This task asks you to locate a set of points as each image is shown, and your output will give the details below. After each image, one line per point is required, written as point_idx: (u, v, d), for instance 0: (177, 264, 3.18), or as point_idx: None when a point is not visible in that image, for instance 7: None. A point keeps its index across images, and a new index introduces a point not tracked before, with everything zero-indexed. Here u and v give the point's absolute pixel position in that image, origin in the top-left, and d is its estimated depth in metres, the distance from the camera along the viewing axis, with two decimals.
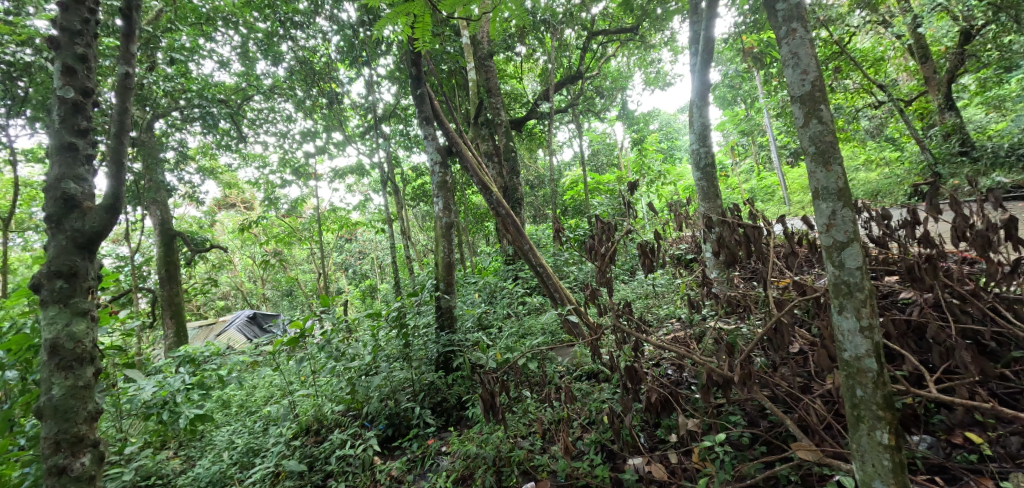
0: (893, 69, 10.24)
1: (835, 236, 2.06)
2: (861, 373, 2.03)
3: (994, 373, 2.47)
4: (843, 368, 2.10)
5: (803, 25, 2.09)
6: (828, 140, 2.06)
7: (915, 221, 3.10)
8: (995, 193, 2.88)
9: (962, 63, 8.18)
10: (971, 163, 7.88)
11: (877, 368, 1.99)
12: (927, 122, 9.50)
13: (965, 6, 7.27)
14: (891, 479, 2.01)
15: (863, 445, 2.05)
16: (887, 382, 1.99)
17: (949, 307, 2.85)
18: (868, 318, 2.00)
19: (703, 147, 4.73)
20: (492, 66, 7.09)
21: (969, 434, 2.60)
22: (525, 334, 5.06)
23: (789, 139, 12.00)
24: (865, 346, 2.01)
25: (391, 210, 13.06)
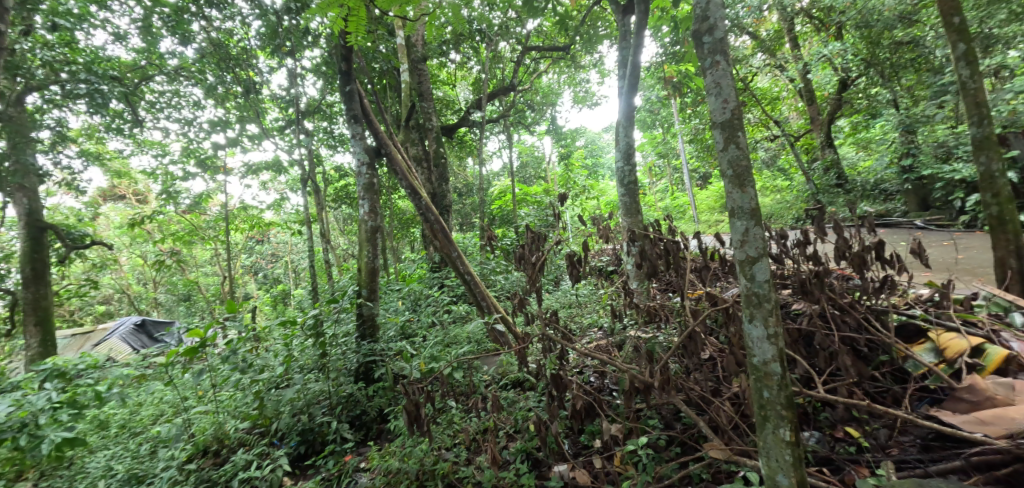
0: (786, 108, 11.54)
1: (747, 250, 2.27)
2: (767, 376, 2.24)
3: (869, 375, 2.83)
4: (751, 372, 2.30)
5: (726, 59, 2.29)
6: (743, 164, 2.27)
7: (806, 242, 3.51)
8: (870, 219, 3.34)
9: (840, 107, 9.47)
10: (846, 194, 9.32)
11: (781, 371, 2.21)
12: (812, 156, 10.85)
13: (843, 60, 8.50)
14: (791, 472, 2.23)
15: (769, 443, 2.25)
16: (789, 384, 2.22)
17: (832, 318, 3.23)
18: (773, 326, 2.22)
19: (627, 166, 4.97)
20: (425, 70, 6.96)
21: (849, 429, 2.97)
22: (451, 343, 4.94)
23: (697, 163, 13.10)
24: (771, 351, 2.22)
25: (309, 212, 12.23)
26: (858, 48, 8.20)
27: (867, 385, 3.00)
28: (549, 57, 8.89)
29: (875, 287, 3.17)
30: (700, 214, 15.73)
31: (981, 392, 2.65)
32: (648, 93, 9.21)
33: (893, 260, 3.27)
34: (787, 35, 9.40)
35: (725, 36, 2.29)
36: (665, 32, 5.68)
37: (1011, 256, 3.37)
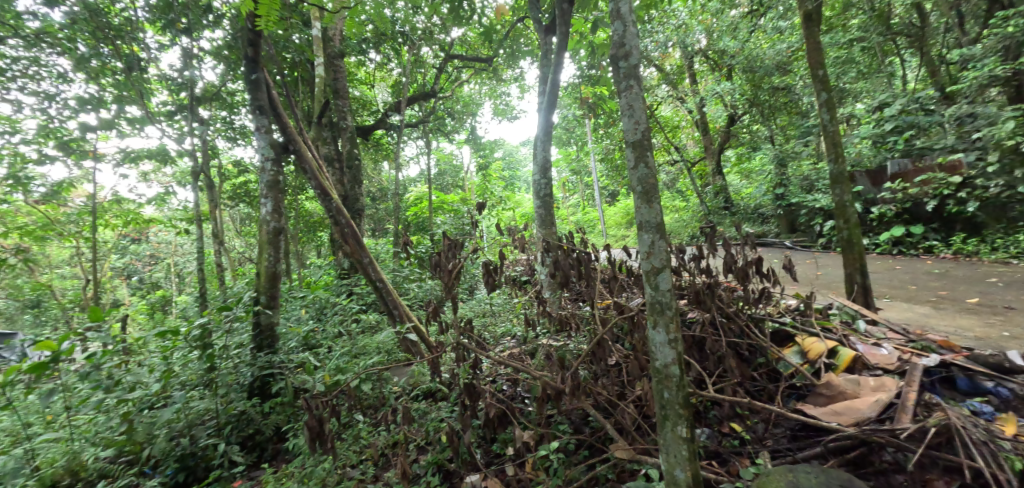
0: (684, 137, 12.68)
1: (652, 262, 2.35)
2: (667, 378, 2.35)
3: (750, 373, 3.00)
4: (654, 375, 2.40)
5: (639, 83, 2.34)
6: (651, 182, 2.34)
7: (700, 256, 3.85)
8: (752, 237, 3.72)
9: (728, 139, 10.71)
10: (730, 215, 10.54)
11: (680, 373, 2.32)
12: (705, 182, 12.04)
13: (732, 98, 9.59)
14: (687, 467, 2.36)
15: (668, 440, 2.37)
16: (686, 385, 2.34)
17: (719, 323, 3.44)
18: (674, 332, 2.33)
19: (543, 179, 5.10)
20: (342, 66, 6.66)
21: (733, 424, 3.11)
22: (358, 354, 4.63)
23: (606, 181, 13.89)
24: (671, 355, 2.33)
25: (199, 210, 11.00)
26: (744, 90, 9.36)
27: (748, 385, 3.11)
28: (471, 68, 8.94)
29: (753, 296, 3.36)
30: (607, 230, 16.65)
31: (836, 387, 2.74)
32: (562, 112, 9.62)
33: (768, 273, 3.51)
34: (685, 72, 10.41)
35: (638, 62, 2.34)
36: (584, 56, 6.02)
37: (857, 272, 3.72)
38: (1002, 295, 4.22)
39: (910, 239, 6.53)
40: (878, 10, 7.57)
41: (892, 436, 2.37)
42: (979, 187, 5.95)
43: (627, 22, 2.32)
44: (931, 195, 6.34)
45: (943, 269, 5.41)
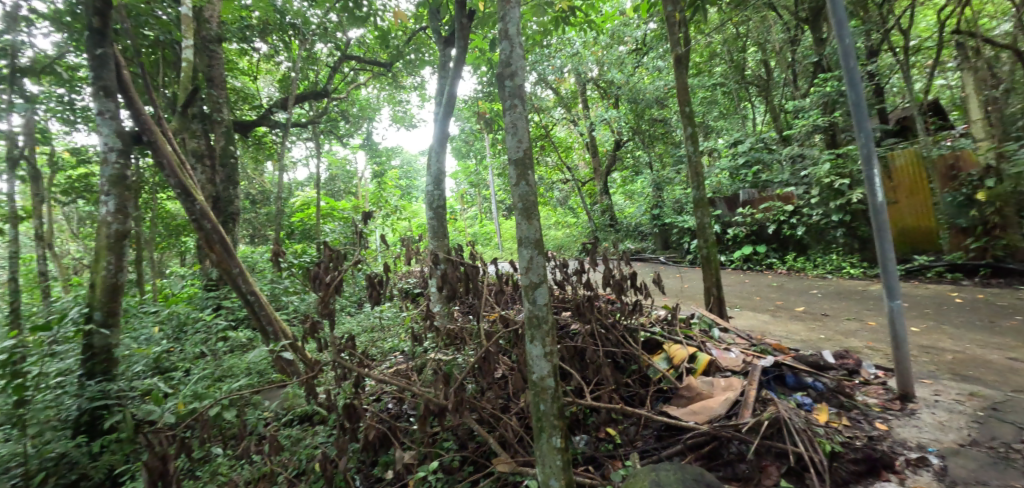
0: (577, 157, 13.46)
1: (531, 277, 2.34)
2: (544, 390, 2.35)
3: (624, 378, 2.98)
4: (530, 387, 2.39)
5: (523, 103, 2.33)
6: (531, 200, 2.34)
7: (583, 271, 4.01)
8: (627, 254, 3.98)
9: (614, 162, 11.58)
10: (615, 232, 11.38)
11: (554, 385, 2.34)
12: (593, 200, 12.84)
13: (619, 124, 10.41)
14: (562, 476, 2.37)
15: (543, 451, 2.35)
16: (561, 396, 2.37)
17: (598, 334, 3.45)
18: (551, 346, 2.34)
19: (436, 191, 4.98)
20: (219, 54, 6.03)
21: (609, 429, 2.98)
22: (222, 376, 4.00)
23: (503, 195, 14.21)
24: (547, 368, 2.33)
25: (22, 206, 9.13)
26: (628, 119, 10.31)
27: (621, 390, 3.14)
28: (368, 70, 8.59)
29: (629, 308, 3.50)
30: (503, 242, 16.94)
31: (694, 389, 2.92)
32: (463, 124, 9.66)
33: (643, 286, 3.69)
34: (578, 96, 11.09)
35: (523, 82, 2.34)
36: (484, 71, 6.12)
37: (714, 286, 4.16)
38: (821, 304, 5.02)
39: (757, 257, 7.61)
40: (735, 62, 8.92)
41: (734, 430, 2.49)
42: (806, 215, 6.95)
43: (515, 43, 2.32)
44: (772, 220, 7.37)
45: (780, 282, 6.33)
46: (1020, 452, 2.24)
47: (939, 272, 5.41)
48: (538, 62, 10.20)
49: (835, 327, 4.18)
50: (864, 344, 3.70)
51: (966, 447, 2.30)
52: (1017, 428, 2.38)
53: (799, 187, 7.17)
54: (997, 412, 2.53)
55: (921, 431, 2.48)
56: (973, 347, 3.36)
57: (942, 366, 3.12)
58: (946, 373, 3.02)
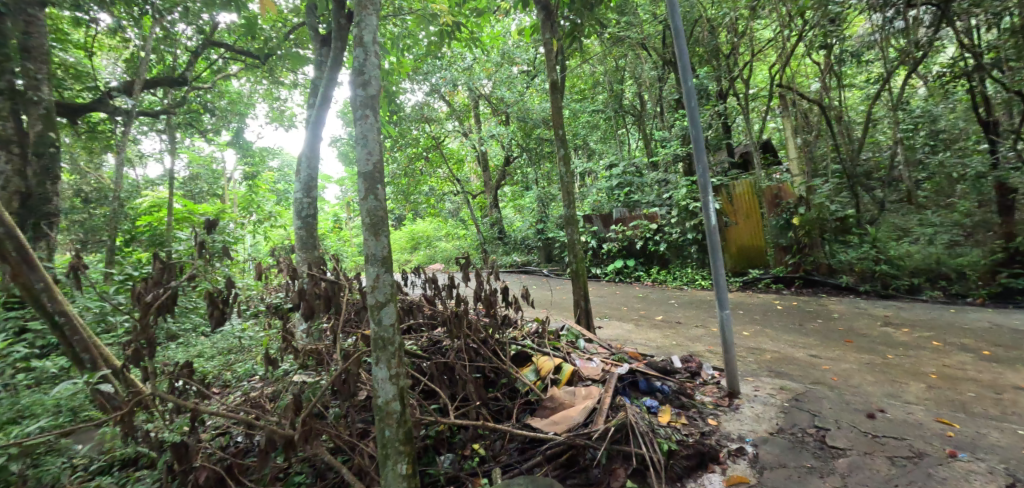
0: (468, 170, 13.58)
1: (376, 296, 2.23)
2: (388, 415, 2.23)
3: (489, 394, 2.94)
4: (375, 413, 2.25)
5: (375, 115, 2.27)
6: (379, 215, 2.25)
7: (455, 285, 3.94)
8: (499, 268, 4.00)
9: (503, 177, 11.89)
10: (503, 245, 11.65)
11: (400, 409, 2.23)
12: (483, 213, 13.03)
13: (508, 140, 10.70)
14: None
15: (388, 478, 2.22)
16: (408, 420, 2.27)
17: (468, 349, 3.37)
18: (396, 367, 2.23)
19: (306, 198, 4.44)
20: (42, 21, 5.05)
21: (477, 445, 2.85)
22: (15, 416, 3.27)
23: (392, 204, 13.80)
24: (392, 391, 2.22)
25: None
26: (516, 135, 10.66)
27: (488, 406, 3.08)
28: (240, 61, 7.59)
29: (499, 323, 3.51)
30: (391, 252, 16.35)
31: (557, 399, 3.04)
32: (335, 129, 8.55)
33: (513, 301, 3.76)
34: (471, 110, 11.19)
35: (376, 94, 2.28)
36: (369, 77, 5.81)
37: (582, 298, 4.41)
38: (676, 313, 5.57)
39: (627, 270, 8.26)
40: (613, 92, 9.67)
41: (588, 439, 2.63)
42: (666, 233, 7.73)
43: (370, 51, 2.27)
44: (640, 236, 8.06)
45: (645, 293, 6.92)
46: (813, 435, 2.66)
47: (767, 283, 6.32)
48: (430, 73, 10.09)
49: (685, 333, 4.66)
50: (706, 348, 4.17)
51: (773, 434, 2.69)
52: (810, 415, 2.83)
53: (662, 208, 7.89)
54: (799, 402, 2.99)
55: (742, 423, 2.85)
56: (786, 347, 3.95)
57: (763, 365, 3.62)
58: (765, 371, 3.50)
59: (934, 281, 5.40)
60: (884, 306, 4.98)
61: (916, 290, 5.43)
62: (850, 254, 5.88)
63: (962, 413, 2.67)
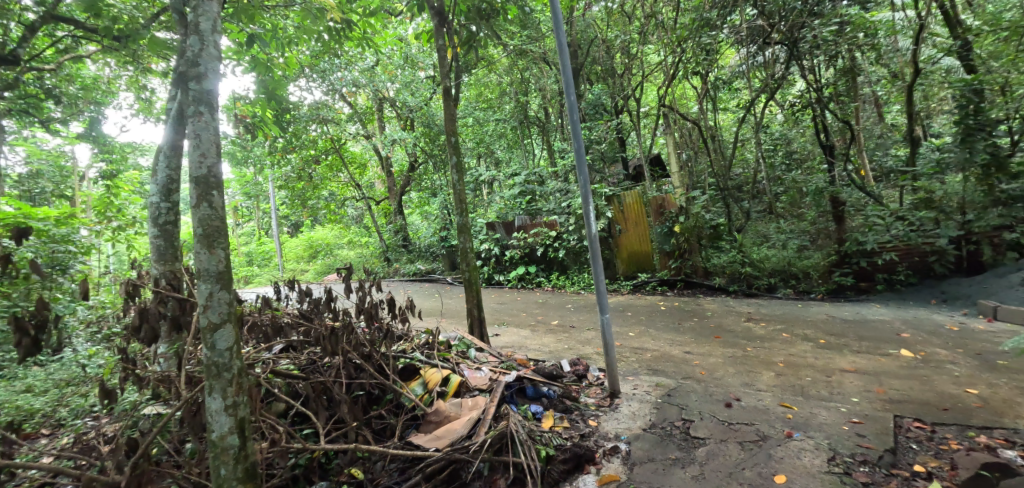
0: (372, 174, 13.05)
1: (209, 316, 2.10)
2: (224, 452, 2.11)
3: (365, 415, 2.80)
4: (208, 450, 2.11)
5: (211, 112, 2.17)
6: (214, 224, 2.12)
7: (331, 298, 3.69)
8: (380, 278, 3.84)
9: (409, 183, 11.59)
10: (407, 253, 11.35)
11: (238, 443, 2.13)
12: (388, 219, 12.59)
13: (413, 145, 10.43)
14: None
15: None
16: (247, 455, 2.17)
17: (348, 367, 3.18)
18: (233, 396, 2.13)
19: (166, 202, 3.76)
20: None
21: (354, 470, 2.67)
22: None
23: (287, 210, 12.82)
24: (229, 423, 2.11)
25: None
26: (421, 141, 10.40)
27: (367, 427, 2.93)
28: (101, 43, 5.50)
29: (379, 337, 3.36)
30: (286, 261, 15.19)
31: (442, 412, 3.00)
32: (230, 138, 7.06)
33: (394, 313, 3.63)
34: (375, 113, 10.78)
35: (212, 90, 2.17)
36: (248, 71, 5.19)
37: (476, 307, 4.40)
38: (571, 317, 5.76)
39: (528, 276, 8.38)
40: (519, 103, 9.82)
41: (464, 452, 2.61)
42: (565, 240, 7.98)
43: (207, 41, 2.17)
44: (541, 243, 8.24)
45: (544, 299, 7.07)
46: (680, 427, 2.85)
47: (654, 286, 6.77)
48: (328, 71, 9.22)
49: (577, 337, 4.82)
50: (594, 350, 4.35)
51: (645, 431, 2.85)
52: (679, 408, 3.04)
53: (561, 216, 8.09)
54: (670, 397, 3.20)
55: (619, 422, 2.99)
56: (664, 345, 4.23)
57: (642, 364, 3.83)
58: (644, 369, 3.71)
59: (787, 280, 6.13)
60: (749, 304, 5.54)
61: (773, 289, 6.14)
62: (722, 258, 6.47)
63: (801, 396, 3.02)
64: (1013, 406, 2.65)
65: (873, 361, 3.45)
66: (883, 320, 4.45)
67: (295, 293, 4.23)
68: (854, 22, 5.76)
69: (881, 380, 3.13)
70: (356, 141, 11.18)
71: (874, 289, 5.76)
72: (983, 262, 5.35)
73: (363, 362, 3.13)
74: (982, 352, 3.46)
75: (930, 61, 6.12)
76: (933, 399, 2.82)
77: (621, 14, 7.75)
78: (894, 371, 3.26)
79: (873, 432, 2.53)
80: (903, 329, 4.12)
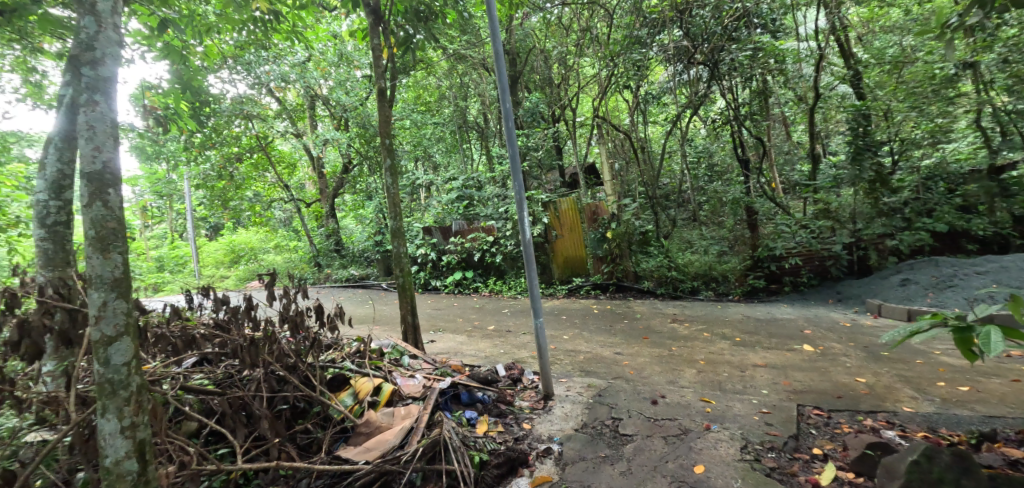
0: (302, 175, 12.46)
1: (103, 329, 1.94)
2: (120, 478, 1.97)
3: (286, 432, 2.67)
4: (102, 477, 1.96)
5: (107, 102, 2.00)
6: (110, 226, 1.95)
7: (252, 307, 3.46)
8: (307, 285, 3.65)
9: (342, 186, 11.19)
10: (340, 258, 10.96)
11: (137, 468, 2.00)
12: (319, 223, 12.08)
13: (346, 147, 10.05)
14: None
15: None
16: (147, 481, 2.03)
17: (268, 380, 3.00)
18: (131, 416, 1.99)
19: (56, 200, 3.25)
20: None
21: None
22: None
23: (206, 211, 11.92)
24: (126, 447, 1.97)
25: None
26: (355, 143, 10.06)
27: (289, 443, 2.80)
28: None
29: (303, 347, 3.20)
30: (203, 266, 14.11)
31: (373, 423, 2.92)
32: (140, 133, 6.15)
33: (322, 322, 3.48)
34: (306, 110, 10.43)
35: (111, 76, 2.01)
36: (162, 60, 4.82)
37: (410, 313, 4.33)
38: (507, 322, 5.80)
39: (465, 282, 8.36)
40: (458, 107, 9.79)
41: (395, 462, 2.56)
42: (502, 245, 8.03)
43: (104, 24, 2.01)
44: (478, 248, 8.22)
45: (481, 304, 7.05)
46: (609, 425, 2.97)
47: (587, 290, 6.99)
48: (253, 63, 8.71)
49: (512, 341, 4.87)
50: (529, 354, 4.41)
51: (577, 431, 2.93)
52: (609, 407, 3.16)
53: (498, 221, 8.11)
54: (600, 397, 3.31)
55: (552, 423, 3.06)
56: (596, 347, 4.37)
57: (575, 366, 3.94)
58: (576, 371, 3.82)
59: (708, 283, 6.55)
60: (674, 306, 5.85)
61: (696, 291, 6.54)
62: (650, 262, 6.80)
63: (718, 391, 3.23)
64: (893, 392, 3.00)
65: (781, 356, 3.77)
66: (789, 318, 4.87)
67: (211, 302, 3.95)
68: (767, 48, 6.28)
69: (787, 373, 3.42)
70: (285, 140, 10.61)
71: (783, 290, 6.30)
72: (871, 266, 6.02)
73: (287, 374, 2.99)
74: (869, 345, 3.88)
75: (828, 88, 6.80)
76: (829, 388, 3.12)
77: (558, 26, 7.94)
78: (797, 364, 3.58)
79: (780, 421, 2.76)
80: (806, 326, 4.53)
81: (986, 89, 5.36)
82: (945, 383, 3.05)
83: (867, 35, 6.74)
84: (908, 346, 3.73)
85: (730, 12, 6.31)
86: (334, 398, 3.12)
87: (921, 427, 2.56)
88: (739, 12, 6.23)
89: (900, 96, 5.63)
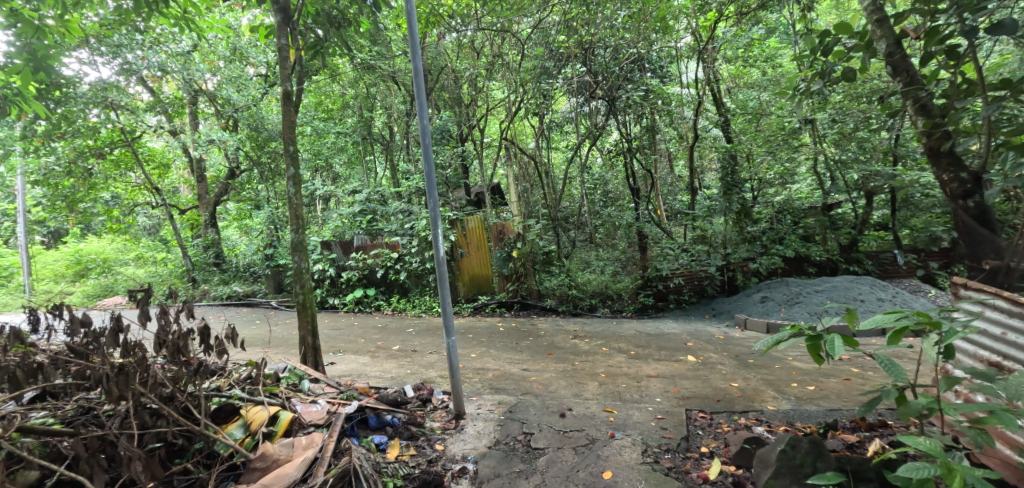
0: (175, 177, 11.12)
1: None
2: None
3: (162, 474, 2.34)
4: None
5: None
6: None
7: (119, 328, 2.96)
8: (190, 302, 3.21)
9: (227, 192, 10.21)
10: (219, 273, 9.94)
11: None
12: (195, 232, 10.82)
13: (233, 150, 9.14)
14: None
15: None
16: None
17: (138, 415, 2.60)
18: None
19: None
20: None
21: None
22: None
23: (47, 213, 10.09)
24: None
25: None
26: (246, 146, 9.23)
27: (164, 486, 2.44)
28: None
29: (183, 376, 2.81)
30: (38, 279, 11.86)
31: (270, 457, 2.65)
32: None
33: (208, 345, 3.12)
34: (185, 105, 9.35)
35: None
36: (4, 27, 4.01)
37: (310, 334, 4.06)
38: (413, 341, 5.69)
39: (366, 299, 8.04)
40: (362, 118, 9.50)
41: None
42: (406, 262, 7.85)
43: None
44: (381, 264, 7.95)
45: (384, 323, 6.82)
46: (522, 440, 3.06)
47: (492, 307, 7.12)
48: (122, 46, 7.63)
49: (419, 361, 4.79)
50: (438, 373, 4.38)
51: (491, 448, 2.98)
52: (520, 422, 3.26)
53: (403, 237, 7.93)
54: (512, 413, 3.40)
55: (465, 442, 3.08)
56: (504, 364, 4.48)
57: (485, 383, 3.99)
58: (487, 389, 3.88)
59: (605, 301, 7.06)
60: (574, 323, 6.19)
61: (593, 308, 6.98)
62: (552, 281, 7.12)
63: (619, 400, 3.50)
64: (759, 393, 3.50)
65: (670, 366, 4.18)
66: (675, 333, 5.39)
67: (63, 323, 3.34)
68: (656, 91, 7.08)
69: (675, 382, 3.81)
70: (157, 136, 9.38)
71: (667, 307, 6.97)
72: (737, 285, 6.92)
73: (163, 406, 2.63)
74: (739, 354, 4.47)
75: (703, 131, 7.83)
76: (711, 393, 3.55)
77: (471, 48, 8.04)
78: (683, 373, 4.00)
79: (673, 425, 3.07)
80: (688, 339, 5.07)
81: (820, 142, 6.58)
82: (797, 384, 3.63)
83: (734, 88, 7.88)
84: (768, 354, 4.36)
85: (626, 55, 7.00)
86: (222, 431, 2.80)
87: (782, 423, 3.03)
88: (634, 56, 6.96)
89: (759, 142, 6.67)
